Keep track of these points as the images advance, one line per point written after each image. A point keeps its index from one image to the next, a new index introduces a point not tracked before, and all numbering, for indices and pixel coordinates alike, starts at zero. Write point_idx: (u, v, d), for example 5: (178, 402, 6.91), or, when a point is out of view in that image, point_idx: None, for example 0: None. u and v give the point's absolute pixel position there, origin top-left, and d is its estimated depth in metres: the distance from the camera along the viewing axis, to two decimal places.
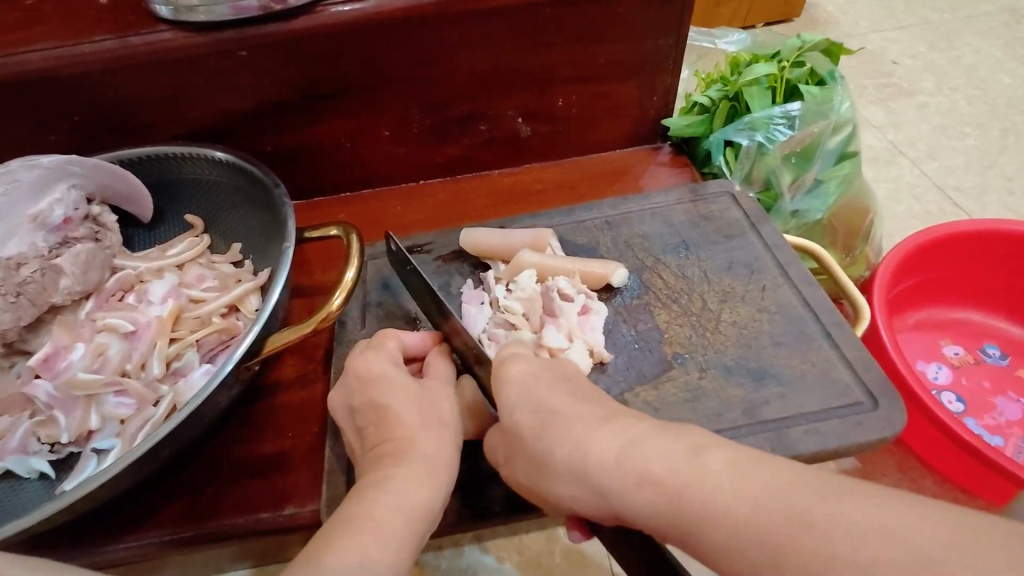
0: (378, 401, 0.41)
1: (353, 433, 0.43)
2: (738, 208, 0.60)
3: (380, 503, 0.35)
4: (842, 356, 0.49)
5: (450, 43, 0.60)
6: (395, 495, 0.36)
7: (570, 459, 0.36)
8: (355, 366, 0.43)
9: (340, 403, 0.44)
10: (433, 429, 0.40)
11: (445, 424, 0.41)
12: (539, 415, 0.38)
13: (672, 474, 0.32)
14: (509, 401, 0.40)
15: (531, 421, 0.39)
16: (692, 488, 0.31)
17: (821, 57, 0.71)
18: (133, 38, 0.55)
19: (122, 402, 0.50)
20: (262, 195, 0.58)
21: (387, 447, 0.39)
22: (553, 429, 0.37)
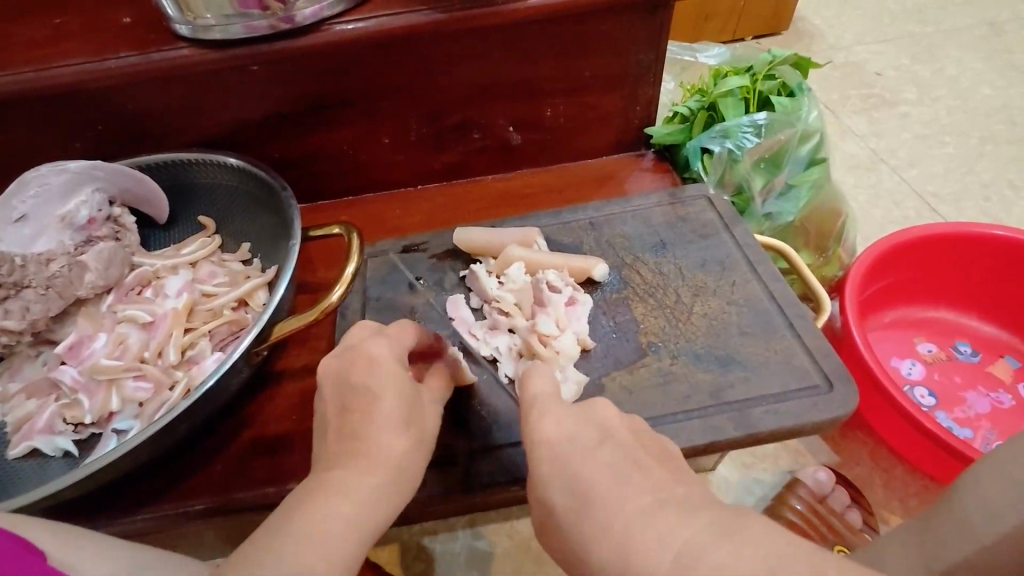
0: (351, 402, 0.41)
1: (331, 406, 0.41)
2: (713, 210, 0.65)
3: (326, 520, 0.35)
4: (803, 344, 0.53)
5: (445, 57, 0.65)
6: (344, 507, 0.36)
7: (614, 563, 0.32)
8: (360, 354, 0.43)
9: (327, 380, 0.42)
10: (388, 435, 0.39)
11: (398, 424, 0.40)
12: (574, 492, 0.35)
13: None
14: (541, 474, 0.36)
15: (567, 502, 0.35)
16: (594, 498, 0.33)
17: (791, 70, 0.76)
18: (154, 54, 0.60)
19: (141, 386, 0.55)
20: (271, 198, 0.63)
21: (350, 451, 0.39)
22: (595, 515, 0.33)
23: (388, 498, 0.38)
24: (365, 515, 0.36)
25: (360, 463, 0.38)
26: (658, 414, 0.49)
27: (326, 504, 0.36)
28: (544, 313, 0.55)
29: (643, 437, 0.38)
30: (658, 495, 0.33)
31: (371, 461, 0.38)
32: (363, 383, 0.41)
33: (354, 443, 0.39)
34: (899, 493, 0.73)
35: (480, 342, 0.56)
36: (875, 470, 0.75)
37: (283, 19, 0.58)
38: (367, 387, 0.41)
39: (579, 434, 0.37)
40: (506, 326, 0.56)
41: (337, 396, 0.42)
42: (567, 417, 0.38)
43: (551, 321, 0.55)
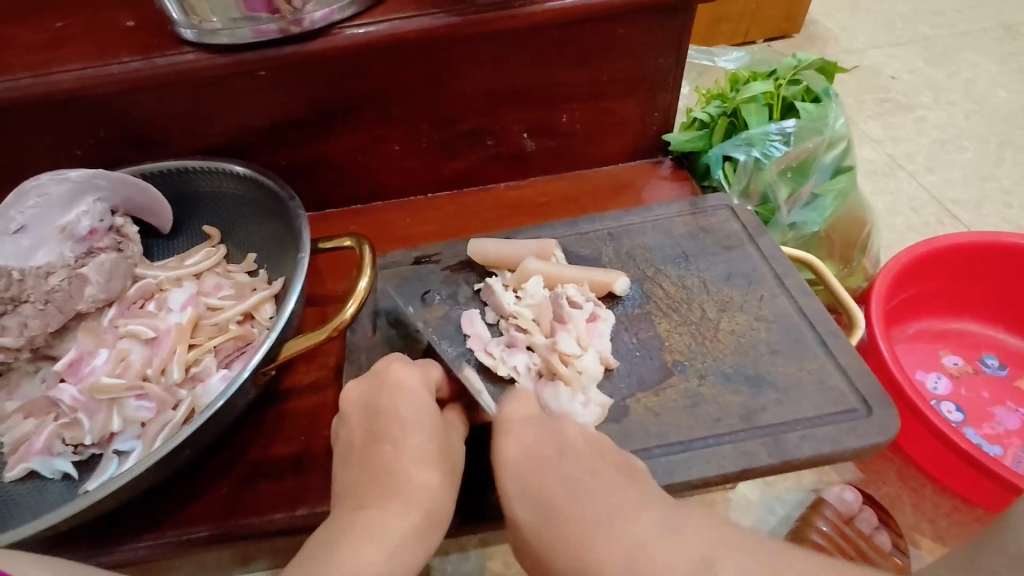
0: (379, 438, 0.45)
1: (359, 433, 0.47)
2: (737, 220, 0.62)
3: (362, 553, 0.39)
4: (836, 363, 0.50)
5: (459, 62, 0.63)
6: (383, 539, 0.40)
7: (570, 561, 0.38)
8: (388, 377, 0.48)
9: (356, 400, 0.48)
10: (422, 469, 0.44)
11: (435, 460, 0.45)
12: (542, 491, 0.41)
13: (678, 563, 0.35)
14: (513, 486, 0.42)
15: (535, 514, 0.41)
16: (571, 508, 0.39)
17: (816, 75, 0.74)
18: (159, 59, 0.58)
19: (143, 405, 0.52)
20: (278, 207, 0.61)
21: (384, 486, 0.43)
22: (560, 525, 0.39)
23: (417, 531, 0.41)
24: (395, 557, 0.40)
25: (391, 501, 0.42)
26: (686, 438, 0.47)
27: (361, 540, 0.39)
28: (565, 330, 0.53)
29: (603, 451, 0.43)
30: (615, 507, 0.39)
31: (401, 496, 0.42)
32: (391, 415, 0.46)
33: (384, 478, 0.44)
34: (927, 513, 0.71)
35: (497, 360, 0.52)
36: (902, 489, 0.73)
37: (293, 22, 0.56)
38: (397, 422, 0.46)
39: (540, 450, 0.43)
40: (524, 343, 0.53)
41: (363, 431, 0.46)
42: (530, 431, 0.45)
43: (572, 339, 0.52)
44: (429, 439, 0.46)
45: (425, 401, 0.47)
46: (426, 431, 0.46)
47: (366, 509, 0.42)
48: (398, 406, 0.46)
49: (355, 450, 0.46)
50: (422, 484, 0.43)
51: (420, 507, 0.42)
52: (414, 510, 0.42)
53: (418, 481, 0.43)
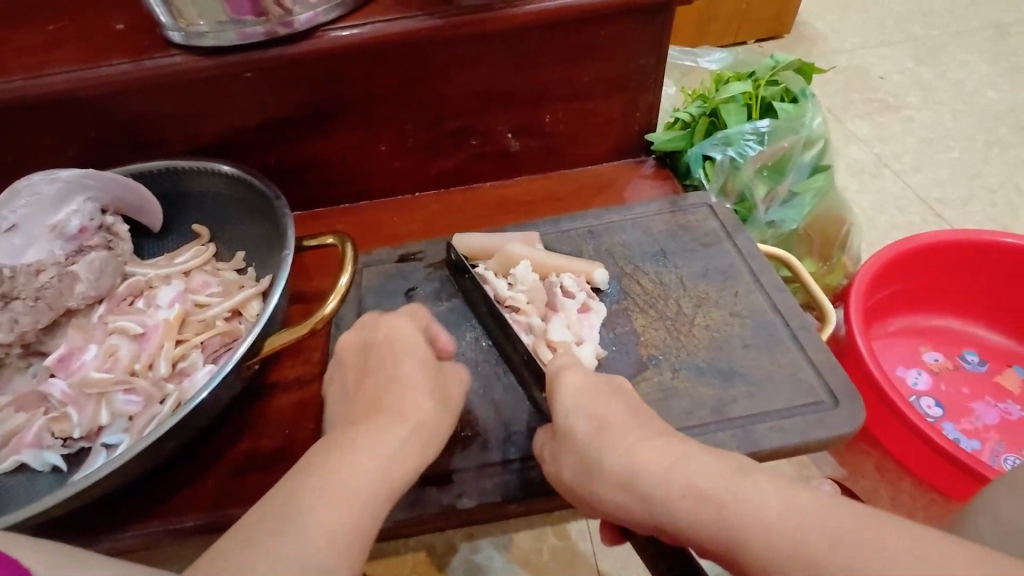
0: (376, 367, 0.45)
1: (360, 374, 0.46)
2: (715, 218, 0.63)
3: (357, 467, 0.37)
4: (807, 357, 0.52)
5: (443, 64, 0.64)
6: (377, 459, 0.38)
7: (623, 475, 0.38)
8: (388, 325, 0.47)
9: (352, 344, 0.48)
10: (414, 390, 0.43)
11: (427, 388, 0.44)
12: (596, 425, 0.41)
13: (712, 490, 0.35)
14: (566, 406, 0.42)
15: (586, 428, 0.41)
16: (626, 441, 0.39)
17: (794, 75, 0.75)
18: (147, 62, 0.59)
19: (130, 399, 0.54)
20: (265, 206, 0.62)
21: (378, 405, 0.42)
22: (603, 440, 0.40)
23: (406, 450, 0.40)
24: (383, 477, 0.37)
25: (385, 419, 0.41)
26: None
27: (358, 449, 0.38)
28: (559, 318, 0.54)
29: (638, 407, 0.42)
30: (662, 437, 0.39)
31: (394, 416, 0.41)
32: (385, 347, 0.46)
33: (378, 401, 0.42)
34: (905, 507, 0.72)
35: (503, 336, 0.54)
36: (882, 483, 0.74)
37: (280, 25, 0.57)
38: (390, 352, 0.45)
39: (598, 389, 0.43)
40: (524, 325, 0.54)
41: (366, 364, 0.46)
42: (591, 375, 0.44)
43: (565, 325, 0.54)
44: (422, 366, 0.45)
45: (417, 338, 0.47)
46: (417, 362, 0.45)
47: (364, 425, 0.41)
48: (392, 340, 0.46)
49: (353, 381, 0.46)
50: (415, 406, 0.42)
51: (411, 427, 0.41)
52: (409, 426, 0.41)
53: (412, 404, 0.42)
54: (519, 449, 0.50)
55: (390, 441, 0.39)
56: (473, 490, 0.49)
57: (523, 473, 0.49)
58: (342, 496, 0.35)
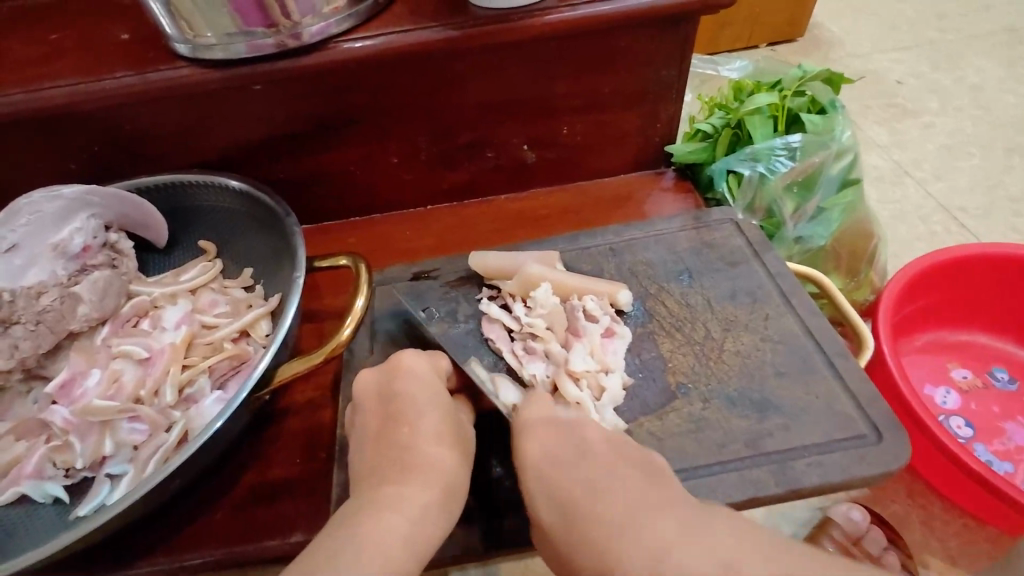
0: (395, 417, 0.45)
1: (376, 414, 0.47)
2: (741, 235, 0.61)
3: (390, 524, 0.39)
4: (845, 386, 0.49)
5: (458, 75, 0.62)
6: (406, 517, 0.39)
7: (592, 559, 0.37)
8: (402, 361, 0.48)
9: (367, 384, 0.48)
10: (440, 444, 0.44)
11: (451, 436, 0.45)
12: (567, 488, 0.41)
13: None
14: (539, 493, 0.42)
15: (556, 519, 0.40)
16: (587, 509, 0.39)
17: (822, 86, 0.72)
18: (152, 74, 0.56)
19: (135, 427, 0.51)
20: (274, 223, 0.60)
21: (404, 460, 0.43)
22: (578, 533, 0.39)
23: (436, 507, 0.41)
24: (415, 531, 0.39)
25: (406, 477, 0.42)
26: (691, 465, 0.46)
27: (384, 514, 0.39)
28: (580, 345, 0.52)
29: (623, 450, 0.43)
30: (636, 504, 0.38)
31: (416, 472, 0.42)
32: (401, 396, 0.46)
33: (400, 455, 0.43)
34: (937, 532, 0.69)
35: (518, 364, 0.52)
36: (912, 508, 0.71)
37: (290, 36, 0.55)
38: (409, 403, 0.46)
39: (564, 457, 0.42)
40: (541, 351, 0.52)
41: (381, 419, 0.46)
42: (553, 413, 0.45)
43: (586, 353, 0.51)
44: (441, 416, 0.46)
45: (434, 384, 0.47)
46: (436, 411, 0.46)
47: (386, 488, 0.41)
48: (410, 386, 0.46)
49: (371, 429, 0.46)
50: (435, 459, 0.43)
51: (437, 483, 0.42)
52: (433, 485, 0.42)
53: (433, 457, 0.43)
54: None
55: (413, 503, 0.40)
56: (495, 527, 0.46)
57: None
58: (373, 565, 0.36)
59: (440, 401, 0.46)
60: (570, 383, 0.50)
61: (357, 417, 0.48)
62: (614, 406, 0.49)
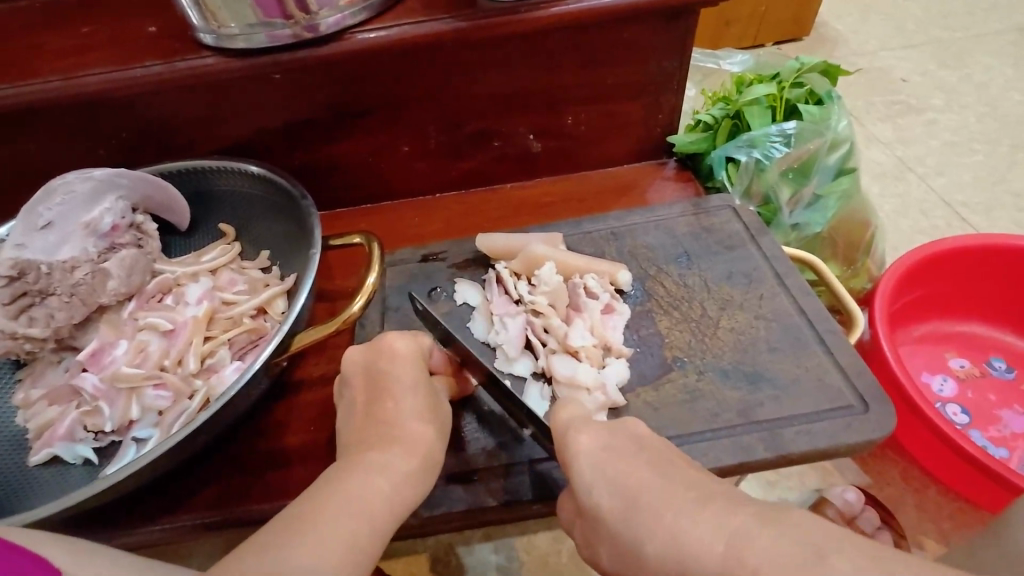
0: (382, 394, 0.47)
1: (361, 391, 0.48)
2: (739, 220, 0.63)
3: (374, 485, 0.40)
4: (835, 361, 0.51)
5: (468, 65, 0.65)
6: (389, 481, 0.41)
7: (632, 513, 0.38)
8: (389, 339, 0.50)
9: (357, 361, 0.50)
10: (422, 421, 0.46)
11: (429, 415, 0.47)
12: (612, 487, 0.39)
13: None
14: (584, 480, 0.40)
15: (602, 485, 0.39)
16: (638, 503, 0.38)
17: (819, 78, 0.74)
18: (178, 63, 0.60)
19: (160, 394, 0.55)
20: (290, 205, 0.63)
21: (386, 432, 0.44)
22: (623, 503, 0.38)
23: (416, 477, 0.42)
24: (396, 492, 0.40)
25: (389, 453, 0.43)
26: (684, 432, 0.48)
27: (371, 478, 0.40)
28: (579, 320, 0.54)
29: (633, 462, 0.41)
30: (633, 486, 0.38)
31: (400, 443, 0.44)
32: (389, 378, 0.48)
33: (384, 429, 0.45)
34: (930, 514, 0.71)
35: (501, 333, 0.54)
36: (907, 491, 0.73)
37: (307, 28, 0.58)
38: (396, 381, 0.47)
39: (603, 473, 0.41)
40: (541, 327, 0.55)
41: (373, 401, 0.47)
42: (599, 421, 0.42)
43: (584, 328, 0.54)
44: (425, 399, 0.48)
45: (417, 365, 0.49)
46: (419, 393, 0.47)
47: (375, 454, 0.42)
48: (399, 368, 0.48)
49: (358, 407, 0.48)
50: (416, 433, 0.45)
51: (419, 453, 0.44)
52: (414, 455, 0.43)
53: (417, 431, 0.45)
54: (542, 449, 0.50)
55: (395, 473, 0.41)
56: (493, 490, 0.49)
57: (547, 472, 0.49)
58: (356, 522, 0.37)
59: (420, 384, 0.48)
60: (567, 359, 0.52)
61: (345, 391, 0.49)
62: (617, 384, 0.51)
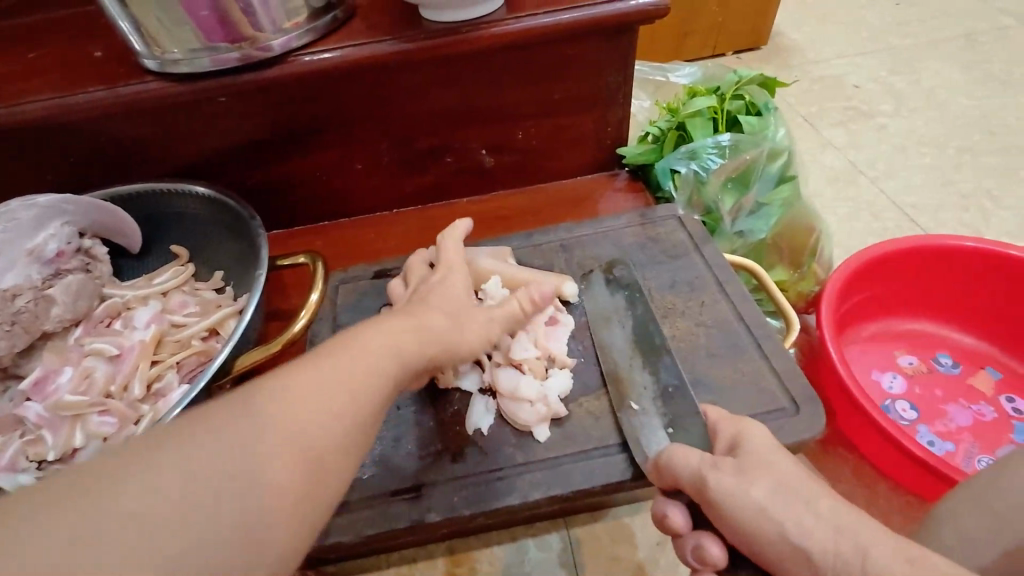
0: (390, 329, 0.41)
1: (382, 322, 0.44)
2: (684, 229, 0.65)
3: (312, 399, 0.33)
4: (771, 365, 0.53)
5: (416, 83, 0.66)
6: (327, 400, 0.34)
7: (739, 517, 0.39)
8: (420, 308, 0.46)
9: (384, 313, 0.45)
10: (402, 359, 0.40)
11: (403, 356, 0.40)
12: (729, 475, 0.41)
13: (773, 500, 0.39)
14: (734, 477, 0.40)
15: (723, 487, 0.40)
16: (745, 502, 0.39)
17: (758, 90, 0.77)
18: (122, 88, 0.60)
19: (106, 420, 0.54)
20: (239, 225, 0.63)
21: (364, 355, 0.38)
22: (734, 503, 0.39)
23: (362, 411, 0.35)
24: (328, 420, 0.33)
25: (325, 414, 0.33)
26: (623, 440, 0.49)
27: (317, 387, 0.34)
28: (524, 334, 0.55)
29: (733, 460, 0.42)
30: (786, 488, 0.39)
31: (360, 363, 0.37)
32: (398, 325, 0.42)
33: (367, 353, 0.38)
34: (880, 509, 0.73)
35: None
36: (858, 487, 0.75)
37: (255, 50, 0.58)
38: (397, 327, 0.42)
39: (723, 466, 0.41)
40: None
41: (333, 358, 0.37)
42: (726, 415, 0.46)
43: (529, 342, 0.54)
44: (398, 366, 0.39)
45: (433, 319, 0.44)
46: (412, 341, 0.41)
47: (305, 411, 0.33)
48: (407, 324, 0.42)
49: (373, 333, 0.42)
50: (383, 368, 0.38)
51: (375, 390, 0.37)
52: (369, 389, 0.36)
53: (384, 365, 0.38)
54: (487, 462, 0.49)
55: (328, 438, 0.33)
56: (439, 504, 0.47)
57: (488, 484, 0.48)
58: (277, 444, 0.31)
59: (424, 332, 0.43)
60: (511, 372, 0.53)
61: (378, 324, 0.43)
62: (560, 395, 0.52)
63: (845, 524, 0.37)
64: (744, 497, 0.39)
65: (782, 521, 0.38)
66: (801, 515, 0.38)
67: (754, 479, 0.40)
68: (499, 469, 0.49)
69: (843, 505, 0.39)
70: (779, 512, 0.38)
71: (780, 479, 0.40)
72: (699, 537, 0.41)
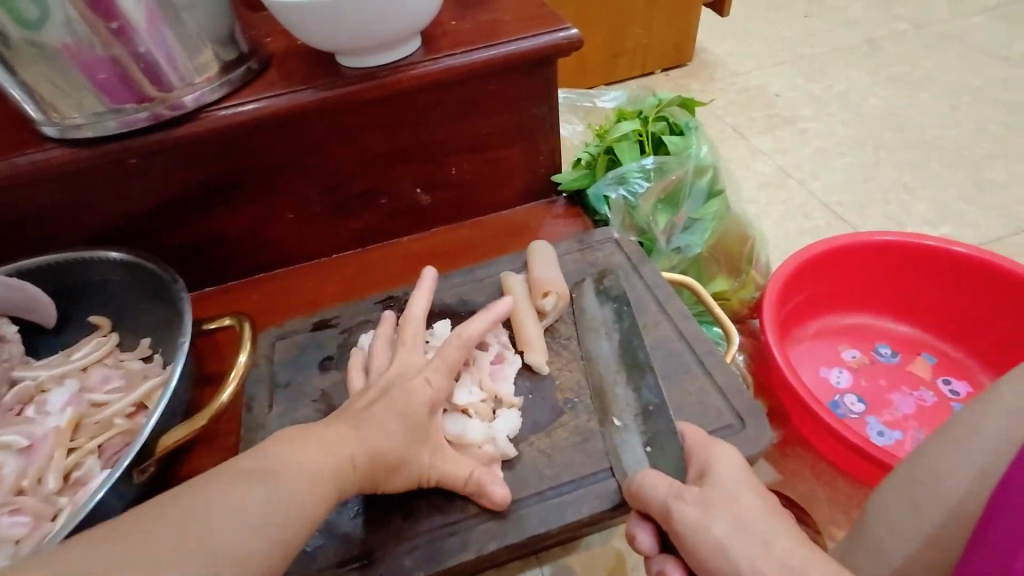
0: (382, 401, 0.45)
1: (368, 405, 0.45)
2: (621, 252, 0.66)
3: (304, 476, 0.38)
4: (714, 382, 0.53)
5: (340, 129, 0.65)
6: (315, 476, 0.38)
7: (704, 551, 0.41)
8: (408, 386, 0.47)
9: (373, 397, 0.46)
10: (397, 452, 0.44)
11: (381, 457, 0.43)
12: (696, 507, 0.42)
13: (732, 538, 0.40)
14: (695, 510, 0.42)
15: (690, 519, 0.42)
16: (709, 537, 0.41)
17: (679, 110, 0.80)
18: (19, 158, 0.56)
19: (17, 521, 0.49)
20: (161, 290, 0.60)
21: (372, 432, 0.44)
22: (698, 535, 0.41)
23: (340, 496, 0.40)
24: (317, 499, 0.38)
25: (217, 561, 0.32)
26: (577, 476, 0.48)
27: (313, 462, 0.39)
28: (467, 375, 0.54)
29: (700, 492, 0.43)
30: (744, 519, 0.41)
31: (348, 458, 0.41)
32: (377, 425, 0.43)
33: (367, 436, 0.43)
34: (841, 506, 0.74)
35: None
36: (819, 486, 0.76)
37: (161, 109, 0.56)
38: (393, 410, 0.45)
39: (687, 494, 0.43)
40: None
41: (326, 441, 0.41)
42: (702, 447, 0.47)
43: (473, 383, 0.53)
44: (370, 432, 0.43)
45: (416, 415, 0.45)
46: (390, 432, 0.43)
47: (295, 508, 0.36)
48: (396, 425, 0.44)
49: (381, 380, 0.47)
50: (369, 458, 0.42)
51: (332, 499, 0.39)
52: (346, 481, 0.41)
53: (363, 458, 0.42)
54: (439, 516, 0.47)
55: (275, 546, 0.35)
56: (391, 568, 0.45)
57: (441, 542, 0.46)
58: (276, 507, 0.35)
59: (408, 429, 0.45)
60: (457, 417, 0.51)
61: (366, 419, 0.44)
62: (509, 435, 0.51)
63: (798, 565, 0.39)
64: (704, 529, 0.41)
65: (739, 556, 0.40)
66: (756, 549, 0.40)
67: (719, 512, 0.42)
68: (452, 523, 0.47)
69: (803, 545, 0.40)
70: (739, 546, 0.40)
71: (739, 515, 0.41)
72: (662, 562, 0.45)
